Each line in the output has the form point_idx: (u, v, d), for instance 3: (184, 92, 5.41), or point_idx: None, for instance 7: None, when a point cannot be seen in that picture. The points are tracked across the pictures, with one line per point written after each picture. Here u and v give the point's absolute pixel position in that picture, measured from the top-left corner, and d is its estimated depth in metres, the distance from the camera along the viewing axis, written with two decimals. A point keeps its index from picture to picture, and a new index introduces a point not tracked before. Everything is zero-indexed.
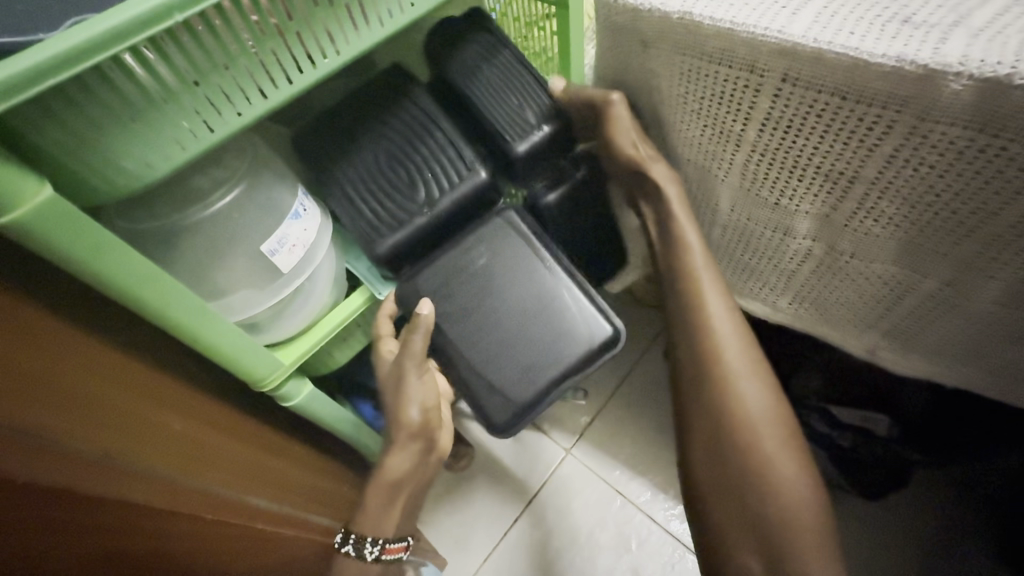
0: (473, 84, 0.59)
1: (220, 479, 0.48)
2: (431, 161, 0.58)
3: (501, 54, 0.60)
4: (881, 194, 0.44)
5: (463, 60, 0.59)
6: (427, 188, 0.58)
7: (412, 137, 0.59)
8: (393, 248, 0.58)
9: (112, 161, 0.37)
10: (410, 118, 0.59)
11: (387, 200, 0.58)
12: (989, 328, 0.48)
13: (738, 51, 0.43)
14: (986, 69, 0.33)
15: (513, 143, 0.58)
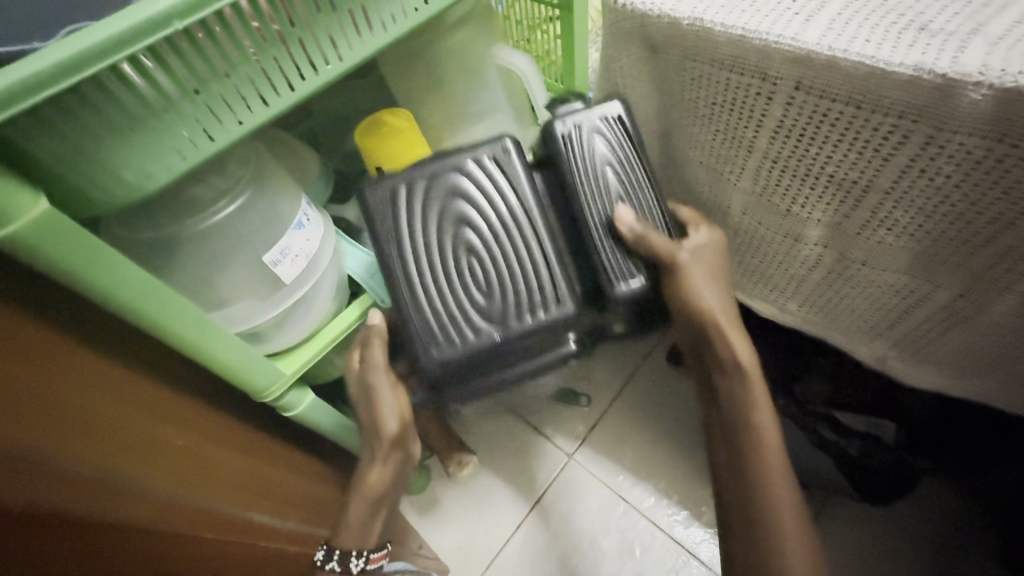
0: (591, 195, 0.52)
1: (217, 493, 0.47)
2: (520, 298, 0.50)
3: (626, 154, 0.54)
4: (895, 204, 0.43)
5: (585, 170, 0.53)
6: (501, 312, 0.50)
7: (501, 242, 0.51)
8: (439, 359, 0.49)
9: (110, 173, 0.36)
10: (511, 221, 0.51)
11: (451, 321, 0.50)
12: (1004, 339, 0.48)
13: (750, 58, 0.42)
14: (1006, 79, 0.32)
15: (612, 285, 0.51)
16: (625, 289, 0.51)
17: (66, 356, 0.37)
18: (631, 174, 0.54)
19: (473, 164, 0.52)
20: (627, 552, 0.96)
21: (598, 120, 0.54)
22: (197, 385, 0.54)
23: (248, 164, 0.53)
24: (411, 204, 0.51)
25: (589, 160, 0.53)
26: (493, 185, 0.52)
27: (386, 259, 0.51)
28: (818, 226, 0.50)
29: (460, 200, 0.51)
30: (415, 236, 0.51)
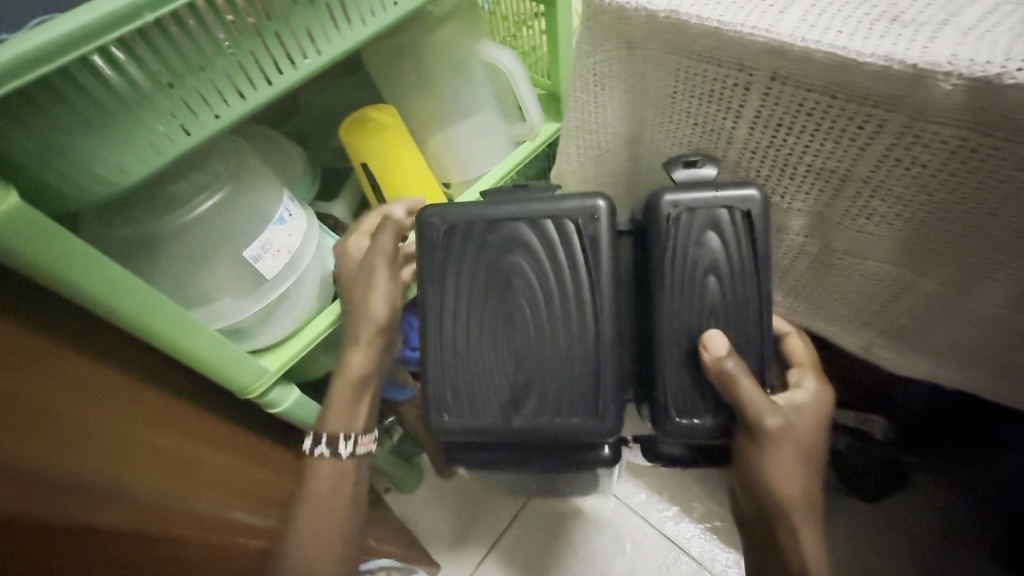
0: (683, 310, 0.49)
1: (195, 493, 0.47)
2: (559, 385, 0.51)
3: (737, 263, 0.48)
4: (873, 194, 0.43)
5: (683, 261, 0.49)
6: (536, 400, 0.51)
7: (546, 338, 0.51)
8: (444, 426, 0.52)
9: (83, 168, 0.36)
10: (557, 293, 0.50)
11: (472, 393, 0.52)
12: (991, 332, 0.47)
13: (726, 50, 0.42)
14: (976, 68, 0.32)
15: (670, 416, 0.50)
16: (683, 424, 0.50)
17: (38, 355, 0.37)
18: (733, 294, 0.49)
19: (556, 230, 0.50)
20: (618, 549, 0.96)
21: (719, 209, 0.48)
22: (179, 384, 0.54)
23: (229, 160, 0.53)
24: (472, 246, 0.51)
25: (691, 252, 0.49)
26: (564, 261, 0.50)
27: (436, 308, 0.52)
28: (799, 216, 0.50)
29: (515, 264, 0.51)
30: (464, 286, 0.51)
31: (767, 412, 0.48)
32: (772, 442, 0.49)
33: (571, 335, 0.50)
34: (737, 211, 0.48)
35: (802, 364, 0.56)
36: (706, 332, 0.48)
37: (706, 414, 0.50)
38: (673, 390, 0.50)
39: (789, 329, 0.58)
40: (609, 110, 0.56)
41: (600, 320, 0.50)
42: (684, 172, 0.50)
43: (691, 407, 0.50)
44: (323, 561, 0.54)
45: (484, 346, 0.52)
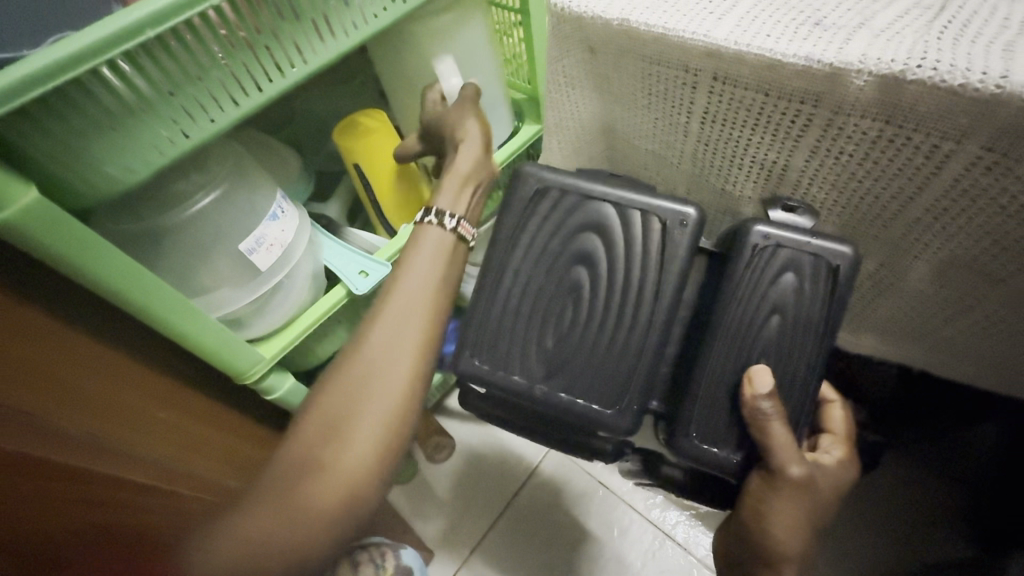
0: (735, 343, 0.52)
1: (187, 457, 0.51)
2: (597, 363, 0.55)
3: (807, 306, 0.50)
4: (811, 181, 0.49)
5: (750, 290, 0.51)
6: (565, 386, 0.56)
7: (598, 340, 0.55)
8: (471, 369, 0.58)
9: (93, 167, 0.41)
10: (621, 305, 0.55)
11: (508, 355, 0.57)
12: (923, 306, 0.53)
13: (673, 53, 0.46)
14: (882, 67, 0.37)
15: (692, 438, 0.53)
16: (702, 448, 0.53)
17: (61, 334, 0.41)
18: (793, 337, 0.51)
19: (639, 239, 0.54)
20: (606, 534, 1.00)
21: (807, 254, 0.49)
22: (185, 370, 0.58)
23: (226, 162, 0.57)
24: (548, 211, 0.57)
25: (764, 286, 0.50)
26: (635, 275, 0.54)
27: (496, 269, 0.58)
28: (748, 202, 0.56)
29: (586, 260, 0.56)
30: (529, 252, 0.57)
31: (793, 461, 0.49)
32: (792, 495, 0.49)
33: (629, 331, 0.55)
34: (824, 262, 0.49)
35: (836, 434, 0.57)
36: (753, 365, 0.50)
37: (731, 445, 0.53)
38: (715, 418, 0.53)
39: (832, 397, 0.60)
40: (584, 108, 0.62)
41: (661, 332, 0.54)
42: (781, 215, 0.51)
43: (720, 431, 0.53)
44: (312, 527, 0.38)
45: (530, 314, 0.57)
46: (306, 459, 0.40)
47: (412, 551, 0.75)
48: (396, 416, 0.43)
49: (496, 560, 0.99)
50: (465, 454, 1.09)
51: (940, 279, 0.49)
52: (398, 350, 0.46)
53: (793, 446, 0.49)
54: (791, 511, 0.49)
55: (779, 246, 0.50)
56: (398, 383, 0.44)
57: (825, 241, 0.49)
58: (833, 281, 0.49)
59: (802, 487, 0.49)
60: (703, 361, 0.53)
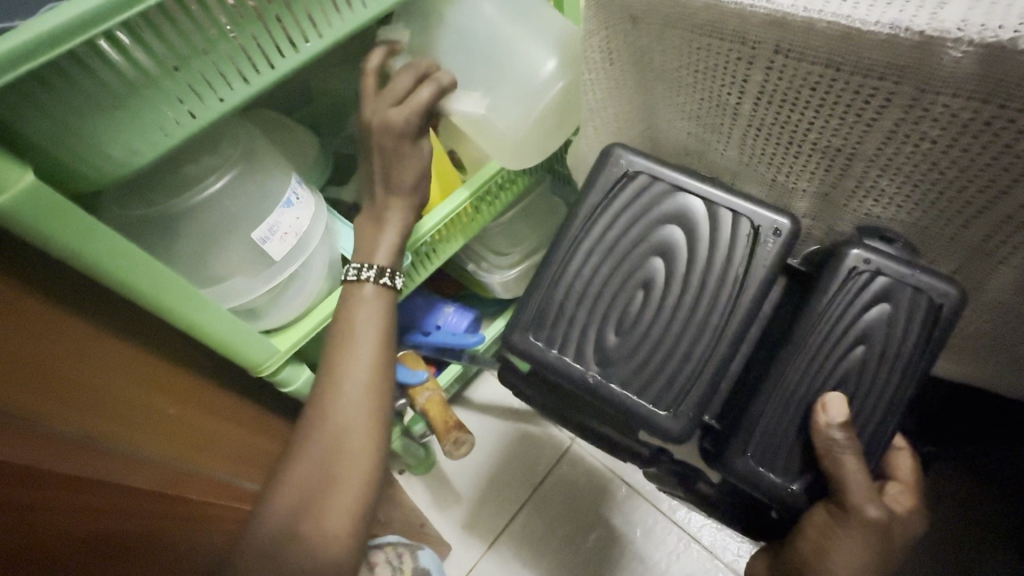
0: (813, 361, 0.49)
1: (194, 458, 0.49)
2: (664, 362, 0.52)
3: (890, 338, 0.47)
4: (881, 172, 0.44)
5: (835, 317, 0.48)
6: (619, 378, 0.53)
7: (664, 342, 0.52)
8: (524, 346, 0.56)
9: (97, 148, 0.38)
10: (692, 314, 0.52)
11: (567, 337, 0.55)
12: (1001, 316, 0.48)
13: (728, 23, 0.42)
14: (987, 35, 0.31)
15: (749, 457, 0.50)
16: (754, 469, 0.50)
17: (63, 326, 0.39)
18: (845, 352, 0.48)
19: (724, 247, 0.51)
20: (629, 534, 0.96)
21: (908, 286, 0.46)
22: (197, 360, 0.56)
23: (242, 145, 0.54)
24: (634, 195, 0.55)
25: (851, 313, 0.48)
26: (713, 282, 0.51)
27: (563, 260, 0.56)
28: (804, 196, 0.52)
29: (663, 254, 0.53)
30: (605, 236, 0.55)
31: (869, 501, 0.45)
32: (863, 534, 0.45)
33: (704, 330, 0.51)
34: (927, 297, 0.46)
35: (904, 484, 0.52)
36: (828, 393, 0.48)
37: (793, 471, 0.50)
38: (776, 442, 0.50)
39: (901, 443, 0.53)
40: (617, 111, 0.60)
41: (715, 340, 0.51)
42: (878, 245, 0.48)
43: (783, 454, 0.50)
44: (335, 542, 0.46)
45: (596, 303, 0.55)
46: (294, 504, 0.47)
47: (431, 553, 0.74)
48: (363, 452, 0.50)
49: (513, 555, 0.97)
50: (485, 446, 1.06)
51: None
52: (355, 407, 0.51)
53: (868, 483, 0.46)
54: (859, 552, 0.45)
55: (877, 274, 0.47)
56: (360, 431, 0.50)
57: (931, 276, 0.46)
58: (920, 326, 0.47)
59: (876, 529, 0.45)
60: (777, 367, 0.50)
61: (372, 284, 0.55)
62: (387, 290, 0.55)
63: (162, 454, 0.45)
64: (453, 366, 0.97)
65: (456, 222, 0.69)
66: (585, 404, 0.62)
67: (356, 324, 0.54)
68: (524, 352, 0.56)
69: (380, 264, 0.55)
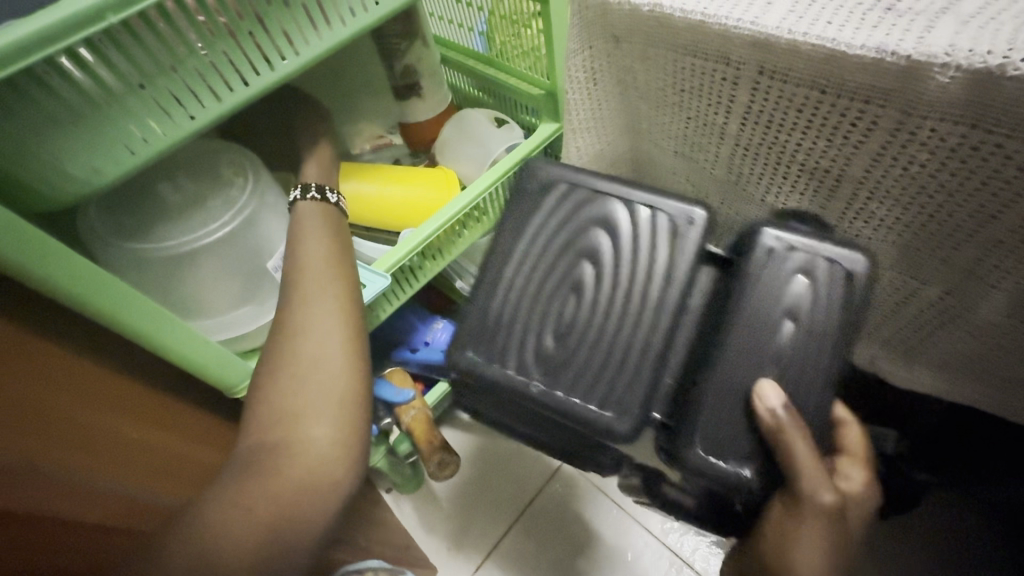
0: (756, 349, 0.46)
1: (155, 484, 0.47)
2: (602, 350, 0.49)
3: (822, 319, 0.45)
4: (869, 195, 0.44)
5: (769, 296, 0.46)
6: (565, 383, 0.49)
7: (595, 332, 0.50)
8: (464, 363, 0.52)
9: (57, 167, 0.37)
10: (620, 315, 0.49)
11: (492, 333, 0.52)
12: (994, 343, 0.47)
13: (712, 43, 0.42)
14: (975, 60, 0.31)
15: (704, 452, 0.45)
16: (708, 462, 0.45)
17: (21, 343, 0.38)
18: (747, 324, 0.46)
19: (645, 239, 0.51)
20: (613, 552, 0.94)
21: (821, 258, 0.45)
22: (171, 380, 0.55)
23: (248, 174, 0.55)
24: (557, 204, 0.54)
25: (777, 304, 0.45)
26: (636, 279, 0.50)
27: (494, 275, 0.53)
28: None
29: (590, 256, 0.52)
30: (531, 244, 0.53)
31: (824, 487, 0.41)
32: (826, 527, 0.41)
33: (632, 322, 0.49)
34: (842, 269, 0.45)
35: (853, 456, 0.47)
36: (760, 378, 0.45)
37: (743, 454, 0.45)
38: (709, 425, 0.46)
39: (844, 414, 0.48)
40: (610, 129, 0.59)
41: (637, 326, 0.49)
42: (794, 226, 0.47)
43: (733, 442, 0.45)
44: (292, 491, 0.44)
45: (536, 306, 0.52)
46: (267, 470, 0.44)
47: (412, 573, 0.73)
48: (344, 397, 0.49)
49: None
50: (473, 465, 1.04)
51: (1018, 314, 0.43)
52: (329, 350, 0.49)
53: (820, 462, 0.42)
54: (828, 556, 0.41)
55: (792, 248, 0.46)
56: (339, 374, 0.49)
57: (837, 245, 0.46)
58: (864, 291, 0.45)
59: None
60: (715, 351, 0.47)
61: (300, 202, 0.56)
62: (327, 206, 0.57)
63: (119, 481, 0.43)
64: (442, 385, 0.93)
65: (439, 240, 0.67)
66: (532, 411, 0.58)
67: (308, 240, 0.53)
68: (463, 360, 0.52)
69: (304, 182, 0.57)
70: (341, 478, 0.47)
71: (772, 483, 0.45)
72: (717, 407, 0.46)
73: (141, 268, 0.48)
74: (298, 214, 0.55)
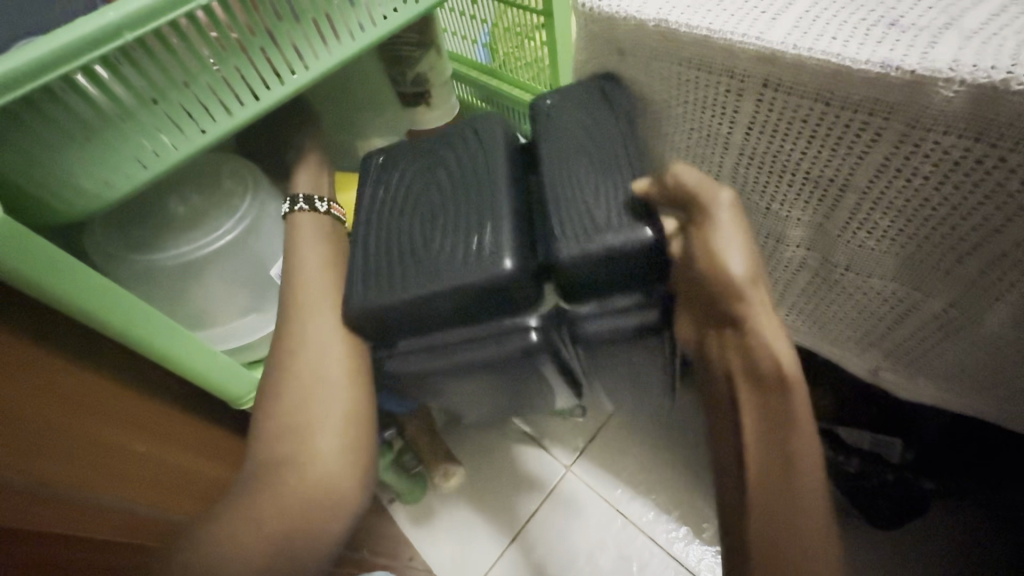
0: (613, 176, 0.47)
1: (153, 496, 0.48)
2: (471, 218, 0.46)
3: (614, 147, 0.48)
4: (873, 206, 0.44)
5: (568, 139, 0.49)
6: (448, 265, 0.45)
7: (453, 209, 0.48)
8: (363, 302, 0.46)
9: (68, 181, 0.37)
10: (467, 198, 0.48)
11: (385, 242, 0.48)
12: (999, 355, 0.47)
13: (717, 57, 0.42)
14: (979, 75, 0.31)
15: (571, 243, 0.44)
16: (591, 243, 0.44)
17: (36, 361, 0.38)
18: (587, 174, 0.47)
19: (482, 140, 0.51)
20: (624, 571, 0.88)
21: (596, 98, 0.52)
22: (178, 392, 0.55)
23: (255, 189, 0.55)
24: (374, 167, 0.53)
25: (573, 147, 0.49)
26: (471, 175, 0.49)
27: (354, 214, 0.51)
28: (798, 228, 0.51)
29: (429, 175, 0.51)
30: (390, 191, 0.51)
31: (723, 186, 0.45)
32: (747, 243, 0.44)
33: (468, 198, 0.48)
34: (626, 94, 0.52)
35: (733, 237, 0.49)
36: (634, 184, 0.45)
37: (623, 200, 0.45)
38: (568, 210, 0.45)
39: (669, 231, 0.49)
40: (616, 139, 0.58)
41: (478, 219, 0.46)
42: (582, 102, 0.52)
43: (593, 214, 0.45)
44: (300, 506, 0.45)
45: (383, 237, 0.49)
46: (273, 488, 0.45)
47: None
48: (349, 412, 0.48)
49: None
50: (469, 474, 0.98)
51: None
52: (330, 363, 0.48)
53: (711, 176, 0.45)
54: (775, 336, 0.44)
55: (560, 103, 0.52)
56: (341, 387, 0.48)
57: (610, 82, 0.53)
58: (624, 105, 0.52)
59: None
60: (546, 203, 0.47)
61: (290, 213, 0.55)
62: (319, 215, 0.56)
63: (116, 492, 0.44)
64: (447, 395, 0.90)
65: None
66: (458, 344, 0.48)
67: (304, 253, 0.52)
68: (363, 286, 0.47)
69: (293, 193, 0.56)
70: (348, 489, 0.47)
71: (645, 210, 0.45)
72: (595, 197, 0.46)
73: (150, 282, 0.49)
74: (293, 227, 0.54)
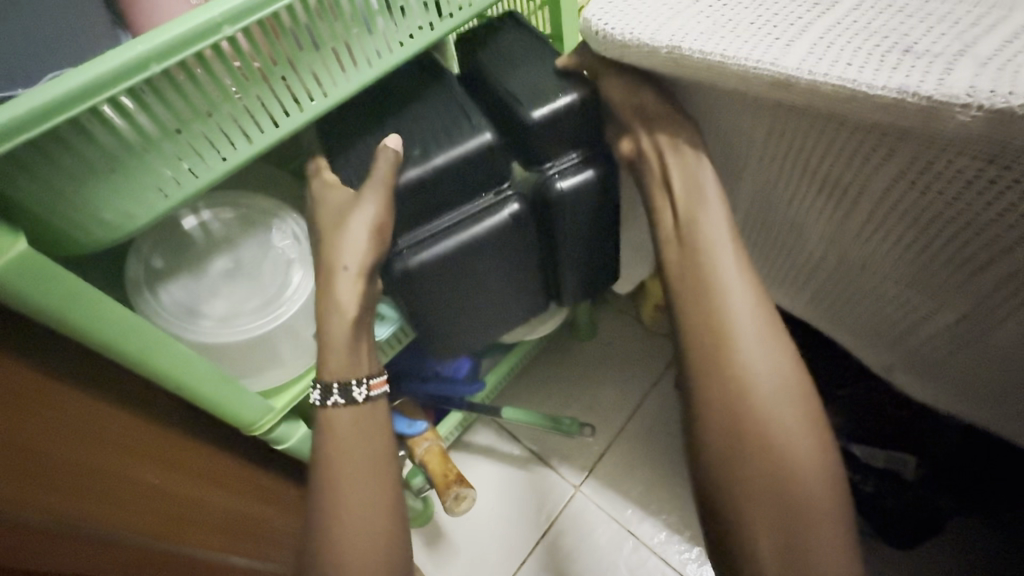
0: (535, 68, 0.57)
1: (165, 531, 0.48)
2: (439, 113, 0.55)
3: (533, 50, 0.59)
4: (887, 212, 0.44)
5: (498, 53, 0.59)
6: (435, 149, 0.53)
7: (420, 112, 0.56)
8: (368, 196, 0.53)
9: (91, 212, 0.37)
10: (426, 103, 0.57)
11: (369, 149, 0.55)
12: (1014, 371, 0.47)
13: (731, 82, 0.43)
14: (995, 101, 0.32)
15: (530, 109, 0.54)
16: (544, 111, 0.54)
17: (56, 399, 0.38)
18: (516, 70, 0.57)
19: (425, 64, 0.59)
20: None
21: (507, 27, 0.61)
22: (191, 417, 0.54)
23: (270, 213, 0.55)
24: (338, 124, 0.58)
25: (502, 58, 0.58)
26: (423, 87, 0.58)
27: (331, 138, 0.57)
28: (821, 225, 0.51)
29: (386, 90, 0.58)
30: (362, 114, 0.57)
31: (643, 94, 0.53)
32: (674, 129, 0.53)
33: (431, 105, 0.56)
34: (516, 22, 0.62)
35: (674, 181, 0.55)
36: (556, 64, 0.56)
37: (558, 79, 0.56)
38: (516, 90, 0.56)
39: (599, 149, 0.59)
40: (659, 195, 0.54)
41: (449, 113, 0.55)
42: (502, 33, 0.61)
43: (538, 88, 0.55)
44: None
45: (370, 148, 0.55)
46: None
47: None
48: None
49: None
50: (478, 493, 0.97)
51: None
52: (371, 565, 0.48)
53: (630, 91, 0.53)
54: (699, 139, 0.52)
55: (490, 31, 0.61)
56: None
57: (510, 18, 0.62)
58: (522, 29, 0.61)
59: None
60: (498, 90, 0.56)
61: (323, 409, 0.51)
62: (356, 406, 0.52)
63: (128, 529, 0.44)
64: (454, 415, 0.90)
65: None
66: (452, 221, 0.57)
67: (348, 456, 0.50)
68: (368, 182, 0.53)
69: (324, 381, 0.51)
70: None
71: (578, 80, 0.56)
72: (530, 85, 0.56)
73: (168, 313, 0.48)
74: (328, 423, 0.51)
